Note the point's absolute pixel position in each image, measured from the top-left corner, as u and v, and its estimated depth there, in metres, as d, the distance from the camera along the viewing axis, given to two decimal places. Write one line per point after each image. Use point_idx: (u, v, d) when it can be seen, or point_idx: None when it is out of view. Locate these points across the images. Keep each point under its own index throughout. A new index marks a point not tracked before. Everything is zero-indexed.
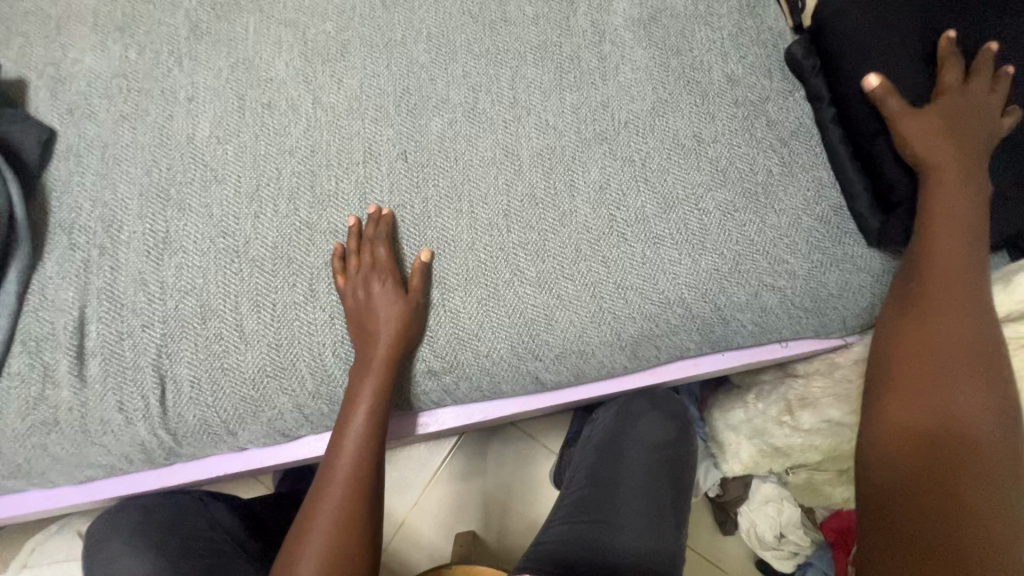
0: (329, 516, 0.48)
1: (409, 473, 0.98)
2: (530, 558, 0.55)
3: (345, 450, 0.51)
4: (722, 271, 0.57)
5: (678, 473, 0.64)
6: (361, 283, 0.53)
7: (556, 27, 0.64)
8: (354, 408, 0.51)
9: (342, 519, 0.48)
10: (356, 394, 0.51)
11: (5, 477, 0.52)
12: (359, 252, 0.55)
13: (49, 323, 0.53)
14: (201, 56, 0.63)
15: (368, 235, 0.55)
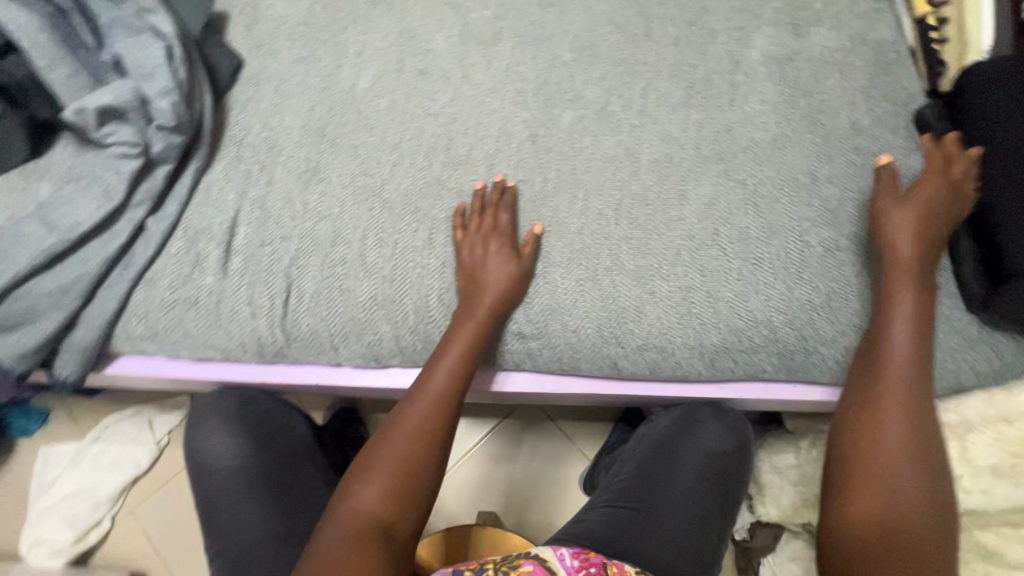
0: (406, 435, 0.51)
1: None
2: (569, 532, 0.58)
3: (435, 378, 0.54)
4: (814, 304, 0.58)
5: (728, 484, 0.63)
6: (480, 239, 0.59)
7: (695, 51, 0.69)
8: (450, 343, 0.55)
9: (418, 440, 0.51)
10: (455, 331, 0.56)
11: (143, 339, 0.60)
12: (481, 213, 0.60)
13: (209, 217, 0.61)
14: (374, 18, 0.70)
15: (493, 200, 0.61)
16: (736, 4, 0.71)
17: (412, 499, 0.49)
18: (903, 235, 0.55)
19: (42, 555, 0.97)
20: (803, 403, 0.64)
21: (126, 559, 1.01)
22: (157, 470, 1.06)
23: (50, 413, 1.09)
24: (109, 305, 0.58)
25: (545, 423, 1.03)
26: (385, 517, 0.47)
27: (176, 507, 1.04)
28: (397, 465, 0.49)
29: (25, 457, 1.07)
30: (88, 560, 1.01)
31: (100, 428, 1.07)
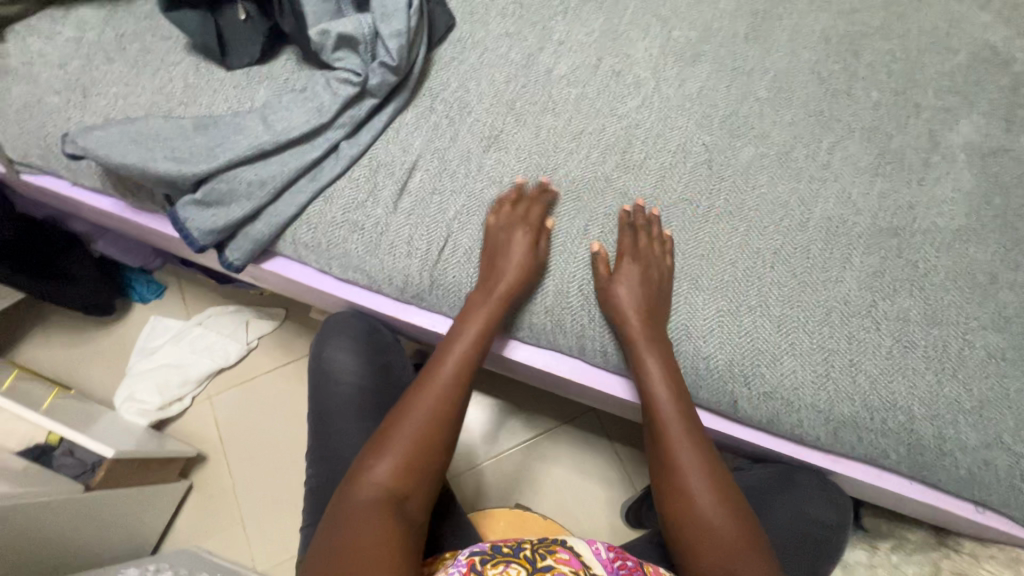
0: (424, 412, 0.52)
1: (503, 429, 1.08)
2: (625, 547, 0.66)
3: (448, 362, 0.55)
4: (962, 406, 0.56)
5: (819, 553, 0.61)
6: (507, 229, 0.61)
7: (894, 121, 0.67)
8: (466, 329, 0.57)
9: (438, 415, 0.52)
10: (471, 322, 0.58)
11: (307, 247, 0.65)
12: (515, 203, 0.62)
13: (393, 155, 0.66)
14: (583, 14, 0.73)
15: (530, 195, 0.63)
16: (949, 85, 0.68)
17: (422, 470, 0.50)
18: (627, 287, 0.59)
19: (131, 411, 1.05)
20: (910, 503, 0.61)
21: (195, 438, 1.09)
22: (241, 367, 1.14)
23: (166, 289, 1.19)
24: (289, 207, 0.64)
25: (601, 438, 1.07)
26: (398, 483, 0.49)
27: (249, 406, 1.12)
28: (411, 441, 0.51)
29: (136, 321, 1.17)
30: (164, 427, 1.10)
31: (203, 315, 1.15)
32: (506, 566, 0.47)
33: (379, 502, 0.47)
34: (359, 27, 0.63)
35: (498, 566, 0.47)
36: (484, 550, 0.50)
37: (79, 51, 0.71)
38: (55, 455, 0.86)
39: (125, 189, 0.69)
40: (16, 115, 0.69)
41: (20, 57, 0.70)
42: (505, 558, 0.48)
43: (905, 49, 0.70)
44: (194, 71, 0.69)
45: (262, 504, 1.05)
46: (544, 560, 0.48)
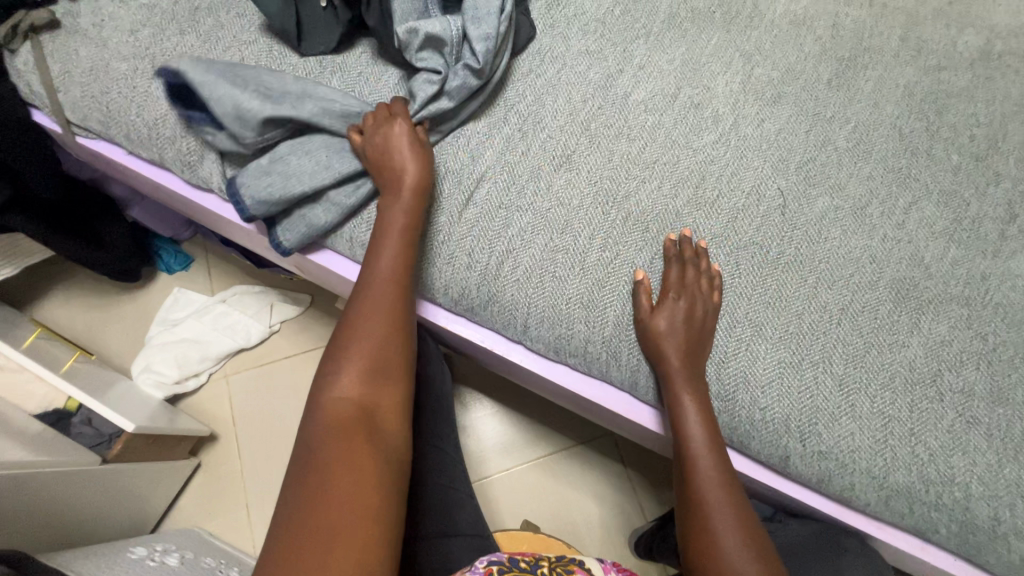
0: (364, 340, 0.51)
1: (517, 442, 1.07)
2: None
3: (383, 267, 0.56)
4: (1021, 490, 0.54)
5: None
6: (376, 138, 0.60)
7: (973, 186, 0.65)
8: (388, 227, 0.58)
9: (388, 339, 0.52)
10: (385, 214, 0.58)
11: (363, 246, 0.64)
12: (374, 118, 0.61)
13: (462, 164, 0.65)
14: (665, 40, 0.71)
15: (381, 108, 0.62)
16: None
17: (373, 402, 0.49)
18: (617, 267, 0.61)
19: (148, 382, 1.03)
20: None
21: (208, 416, 1.08)
22: (260, 350, 1.12)
23: (193, 261, 1.18)
24: (351, 202, 0.62)
25: (615, 464, 1.05)
26: (359, 411, 0.47)
27: (265, 390, 1.10)
28: (368, 358, 0.50)
29: (159, 290, 1.15)
30: (178, 401, 1.09)
31: (228, 294, 1.13)
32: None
33: (336, 429, 0.45)
34: (448, 28, 0.62)
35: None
36: (500, 560, 0.49)
37: (151, 19, 0.69)
38: (73, 421, 0.84)
39: (183, 165, 0.67)
40: (82, 77, 0.68)
41: (92, 20, 0.70)
42: (523, 573, 0.48)
43: (991, 113, 0.68)
44: (266, 52, 0.68)
45: (269, 490, 1.04)
46: None
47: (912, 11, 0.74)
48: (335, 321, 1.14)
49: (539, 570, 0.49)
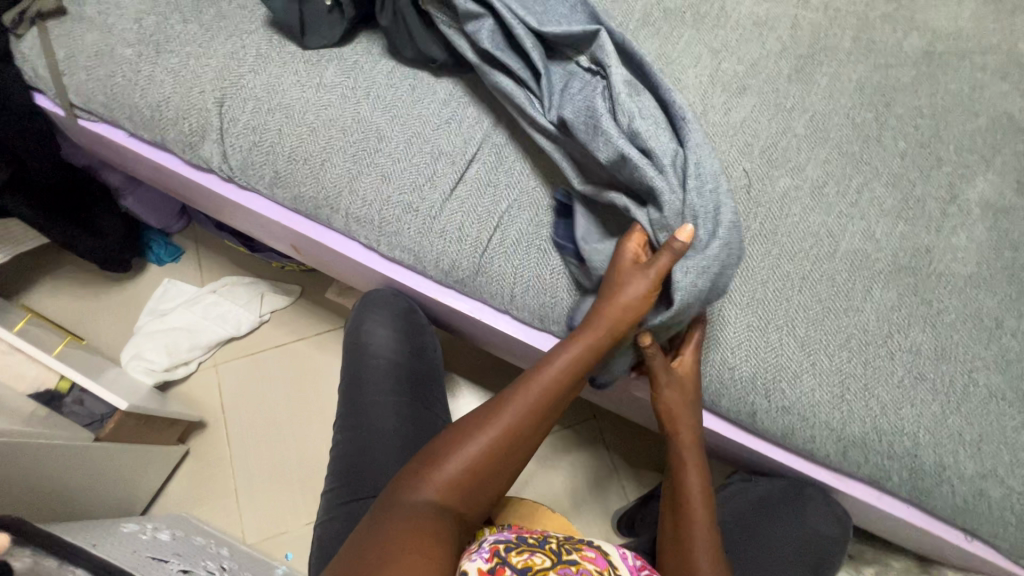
0: (476, 442, 0.54)
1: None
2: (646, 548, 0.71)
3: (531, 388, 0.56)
4: (963, 438, 0.60)
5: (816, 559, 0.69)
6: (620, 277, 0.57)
7: (917, 170, 0.72)
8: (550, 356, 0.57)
9: (496, 443, 0.54)
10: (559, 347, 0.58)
11: (359, 222, 0.68)
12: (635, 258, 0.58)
13: (453, 145, 0.69)
14: (639, 37, 0.77)
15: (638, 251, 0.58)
16: (970, 144, 0.73)
17: (478, 493, 0.53)
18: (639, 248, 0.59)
19: (137, 369, 1.04)
20: (904, 527, 0.65)
21: (197, 404, 1.08)
22: (251, 339, 1.14)
23: (183, 253, 1.19)
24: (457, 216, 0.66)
25: (600, 447, 1.04)
26: (434, 516, 0.49)
27: (255, 378, 1.11)
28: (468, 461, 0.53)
29: (149, 281, 1.17)
30: (167, 389, 1.10)
31: (219, 284, 1.15)
32: (531, 554, 0.48)
33: (412, 525, 0.47)
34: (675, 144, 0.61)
35: (523, 553, 0.48)
36: (508, 540, 0.50)
37: (155, 8, 0.73)
38: (65, 402, 0.85)
39: (185, 146, 0.71)
40: (87, 62, 0.71)
41: (97, 8, 0.73)
42: (531, 547, 0.50)
43: (933, 106, 0.75)
44: (266, 41, 0.72)
45: (258, 475, 1.04)
46: (570, 554, 0.50)
47: (863, 15, 0.81)
48: (325, 310, 1.16)
49: (546, 545, 0.51)
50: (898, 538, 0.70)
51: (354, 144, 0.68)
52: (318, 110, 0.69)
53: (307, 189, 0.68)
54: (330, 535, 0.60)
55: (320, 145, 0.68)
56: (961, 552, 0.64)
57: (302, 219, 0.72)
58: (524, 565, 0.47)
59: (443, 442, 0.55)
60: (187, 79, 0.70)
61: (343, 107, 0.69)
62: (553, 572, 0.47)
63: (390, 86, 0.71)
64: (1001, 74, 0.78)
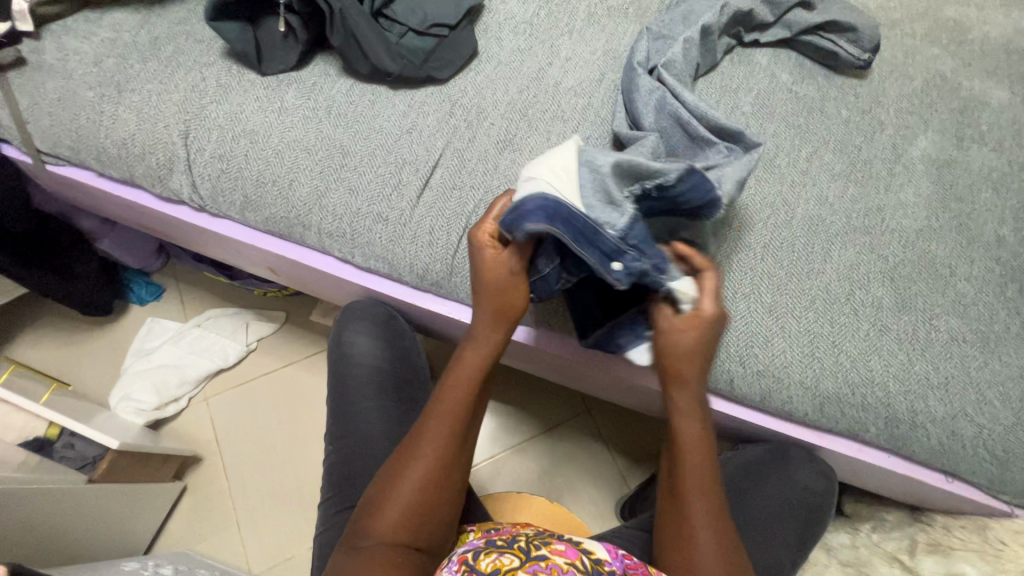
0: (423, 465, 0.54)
1: (496, 429, 1.06)
2: (651, 525, 0.71)
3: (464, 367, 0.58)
4: (931, 382, 0.62)
5: (811, 518, 0.72)
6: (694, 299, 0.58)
7: (862, 135, 0.75)
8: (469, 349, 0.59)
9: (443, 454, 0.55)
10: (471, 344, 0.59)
11: (332, 237, 0.69)
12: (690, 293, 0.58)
13: (417, 154, 0.71)
14: (586, 34, 0.81)
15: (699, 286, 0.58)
16: (908, 106, 0.77)
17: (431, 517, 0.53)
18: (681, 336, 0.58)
19: (127, 410, 1.04)
20: (890, 477, 0.67)
21: (191, 439, 1.08)
22: (239, 369, 1.14)
23: (164, 291, 1.19)
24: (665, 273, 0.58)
25: (596, 440, 1.05)
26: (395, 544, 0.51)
27: (247, 407, 1.11)
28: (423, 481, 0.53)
29: (132, 321, 1.17)
30: (159, 428, 1.09)
31: (203, 317, 1.15)
32: (500, 555, 0.49)
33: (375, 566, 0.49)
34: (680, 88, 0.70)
35: (492, 556, 0.49)
36: (477, 546, 0.51)
37: (114, 50, 0.75)
38: (55, 448, 0.85)
39: (154, 180, 0.72)
40: (50, 107, 0.73)
41: (56, 55, 0.75)
42: (500, 548, 0.50)
43: (869, 75, 0.79)
44: (225, 71, 0.74)
45: (258, 505, 1.03)
46: (540, 550, 0.49)
47: None
48: (311, 333, 1.16)
49: (516, 544, 0.51)
50: (883, 488, 0.73)
51: (319, 162, 0.70)
52: (281, 132, 0.71)
53: (278, 210, 0.70)
54: (333, 539, 0.60)
55: (287, 166, 0.70)
56: (944, 495, 0.66)
57: (276, 240, 0.74)
58: (492, 568, 0.47)
59: (380, 488, 0.54)
60: (151, 115, 0.72)
61: (306, 127, 0.71)
62: (522, 571, 0.47)
63: (351, 103, 0.73)
64: (931, 39, 0.82)
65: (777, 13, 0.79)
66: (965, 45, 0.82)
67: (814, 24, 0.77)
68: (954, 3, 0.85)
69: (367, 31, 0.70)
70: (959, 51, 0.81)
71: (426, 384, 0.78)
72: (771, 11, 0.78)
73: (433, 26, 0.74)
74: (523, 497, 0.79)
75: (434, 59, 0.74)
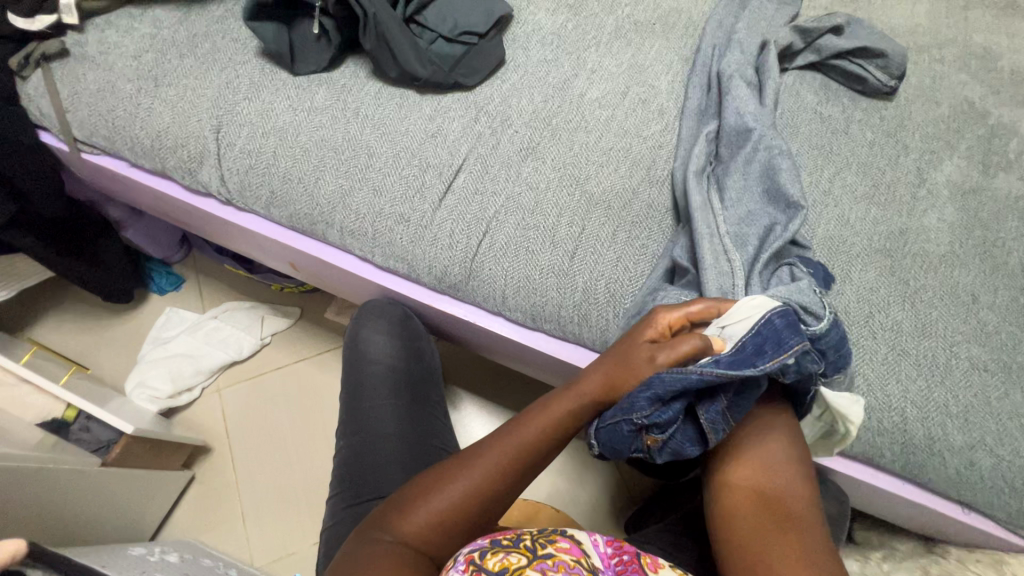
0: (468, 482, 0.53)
1: None
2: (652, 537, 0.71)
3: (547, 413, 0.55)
4: (950, 411, 0.61)
5: None
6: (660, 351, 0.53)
7: (886, 157, 0.75)
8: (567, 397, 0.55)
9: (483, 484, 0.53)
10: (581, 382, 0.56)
11: (355, 237, 0.71)
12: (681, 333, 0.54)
13: (441, 158, 0.72)
14: (613, 48, 0.82)
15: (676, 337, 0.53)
16: (934, 131, 0.77)
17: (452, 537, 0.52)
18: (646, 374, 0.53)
19: (142, 397, 1.05)
20: (903, 504, 0.66)
21: (201, 429, 1.09)
22: (253, 361, 1.15)
23: (184, 281, 1.22)
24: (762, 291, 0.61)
25: None
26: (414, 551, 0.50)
27: (257, 400, 1.12)
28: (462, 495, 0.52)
29: (151, 310, 1.19)
30: (171, 416, 1.10)
31: (220, 309, 1.17)
32: (507, 555, 0.48)
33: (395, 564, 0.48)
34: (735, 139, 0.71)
35: (498, 555, 0.48)
36: (483, 545, 0.50)
37: (154, 46, 0.78)
38: (72, 429, 0.86)
39: (184, 172, 0.74)
40: (90, 98, 0.75)
41: (98, 48, 0.77)
42: (506, 548, 0.49)
43: (896, 98, 0.79)
44: (259, 70, 0.76)
45: (264, 499, 1.04)
46: (546, 548, 0.49)
47: None
48: (326, 330, 1.17)
49: (522, 543, 0.50)
50: (896, 516, 0.72)
51: (345, 162, 0.71)
52: (310, 131, 0.73)
53: (302, 206, 0.71)
54: (338, 535, 0.61)
55: (313, 164, 0.71)
56: (960, 526, 0.65)
57: (297, 236, 0.75)
58: (499, 567, 0.47)
59: (420, 485, 0.54)
60: (185, 110, 0.74)
61: (334, 127, 0.73)
62: (529, 570, 0.47)
63: (378, 105, 0.75)
64: (959, 65, 0.82)
65: (806, 39, 0.80)
66: (994, 73, 0.81)
67: (844, 49, 0.78)
68: (983, 30, 0.85)
69: (398, 35, 0.72)
70: (988, 78, 0.81)
71: (436, 385, 0.79)
72: (803, 37, 0.80)
73: (463, 34, 0.76)
74: (534, 505, 0.83)
75: (462, 67, 0.76)
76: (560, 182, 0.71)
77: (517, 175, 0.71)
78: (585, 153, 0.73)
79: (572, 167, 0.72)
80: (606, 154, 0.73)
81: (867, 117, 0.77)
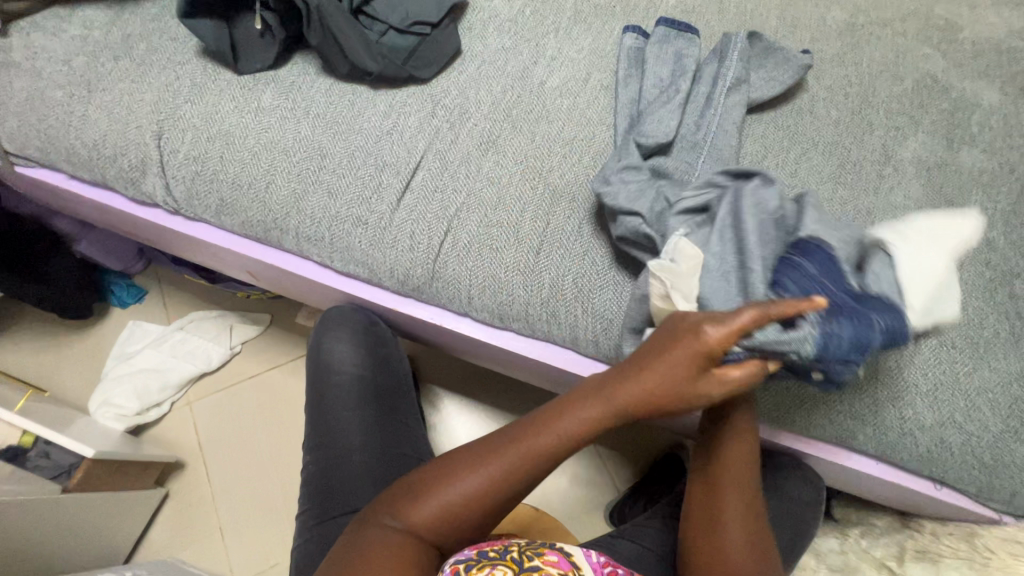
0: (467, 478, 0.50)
1: None
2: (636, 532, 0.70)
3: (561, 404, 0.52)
4: (920, 389, 0.61)
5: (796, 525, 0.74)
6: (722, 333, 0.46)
7: (851, 136, 0.74)
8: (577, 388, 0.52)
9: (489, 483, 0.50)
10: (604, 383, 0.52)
11: (313, 244, 0.68)
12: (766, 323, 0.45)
13: (398, 156, 0.69)
14: (573, 33, 0.79)
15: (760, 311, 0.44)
16: (899, 107, 0.76)
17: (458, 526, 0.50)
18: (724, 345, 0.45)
19: (106, 415, 1.01)
20: (877, 483, 0.67)
21: (172, 445, 1.06)
22: (224, 371, 1.12)
23: (146, 293, 1.17)
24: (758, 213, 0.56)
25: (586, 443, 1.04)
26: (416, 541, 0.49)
27: (231, 411, 1.09)
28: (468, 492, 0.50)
29: (113, 324, 1.14)
30: (139, 433, 1.07)
31: (186, 320, 1.13)
32: (492, 569, 0.46)
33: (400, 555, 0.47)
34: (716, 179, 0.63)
35: (483, 570, 0.46)
36: (469, 557, 0.48)
37: (85, 48, 0.73)
38: (30, 457, 0.83)
39: (127, 182, 0.70)
40: (18, 108, 0.71)
41: (24, 53, 0.73)
42: (492, 561, 0.47)
43: (859, 74, 0.78)
44: (200, 71, 0.72)
45: (243, 511, 1.02)
46: (533, 560, 0.47)
47: None
48: (298, 336, 1.14)
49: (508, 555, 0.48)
50: (872, 494, 0.72)
51: (297, 164, 0.68)
52: (258, 134, 0.69)
53: (255, 213, 0.68)
54: (310, 553, 0.59)
55: (263, 168, 0.68)
56: (933, 501, 0.65)
57: (253, 244, 0.72)
58: None
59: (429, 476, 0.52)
60: (123, 116, 0.70)
61: (283, 129, 0.69)
62: None
63: (330, 103, 0.71)
64: (922, 38, 0.81)
65: None
66: (956, 45, 0.81)
67: None
68: (945, 1, 0.84)
69: (344, 28, 0.68)
70: (951, 51, 0.80)
71: (407, 390, 0.78)
72: None
73: (415, 24, 0.72)
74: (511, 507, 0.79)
75: (416, 59, 0.73)
76: (523, 176, 0.68)
77: (479, 171, 0.69)
78: (548, 144, 0.70)
79: (534, 159, 0.69)
80: (570, 144, 0.70)
81: (830, 96, 0.76)
